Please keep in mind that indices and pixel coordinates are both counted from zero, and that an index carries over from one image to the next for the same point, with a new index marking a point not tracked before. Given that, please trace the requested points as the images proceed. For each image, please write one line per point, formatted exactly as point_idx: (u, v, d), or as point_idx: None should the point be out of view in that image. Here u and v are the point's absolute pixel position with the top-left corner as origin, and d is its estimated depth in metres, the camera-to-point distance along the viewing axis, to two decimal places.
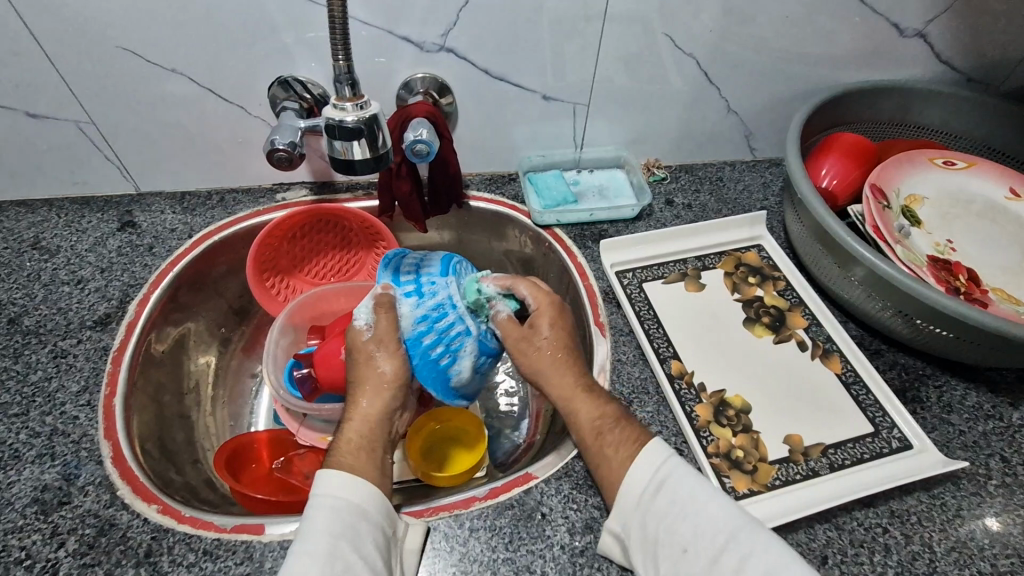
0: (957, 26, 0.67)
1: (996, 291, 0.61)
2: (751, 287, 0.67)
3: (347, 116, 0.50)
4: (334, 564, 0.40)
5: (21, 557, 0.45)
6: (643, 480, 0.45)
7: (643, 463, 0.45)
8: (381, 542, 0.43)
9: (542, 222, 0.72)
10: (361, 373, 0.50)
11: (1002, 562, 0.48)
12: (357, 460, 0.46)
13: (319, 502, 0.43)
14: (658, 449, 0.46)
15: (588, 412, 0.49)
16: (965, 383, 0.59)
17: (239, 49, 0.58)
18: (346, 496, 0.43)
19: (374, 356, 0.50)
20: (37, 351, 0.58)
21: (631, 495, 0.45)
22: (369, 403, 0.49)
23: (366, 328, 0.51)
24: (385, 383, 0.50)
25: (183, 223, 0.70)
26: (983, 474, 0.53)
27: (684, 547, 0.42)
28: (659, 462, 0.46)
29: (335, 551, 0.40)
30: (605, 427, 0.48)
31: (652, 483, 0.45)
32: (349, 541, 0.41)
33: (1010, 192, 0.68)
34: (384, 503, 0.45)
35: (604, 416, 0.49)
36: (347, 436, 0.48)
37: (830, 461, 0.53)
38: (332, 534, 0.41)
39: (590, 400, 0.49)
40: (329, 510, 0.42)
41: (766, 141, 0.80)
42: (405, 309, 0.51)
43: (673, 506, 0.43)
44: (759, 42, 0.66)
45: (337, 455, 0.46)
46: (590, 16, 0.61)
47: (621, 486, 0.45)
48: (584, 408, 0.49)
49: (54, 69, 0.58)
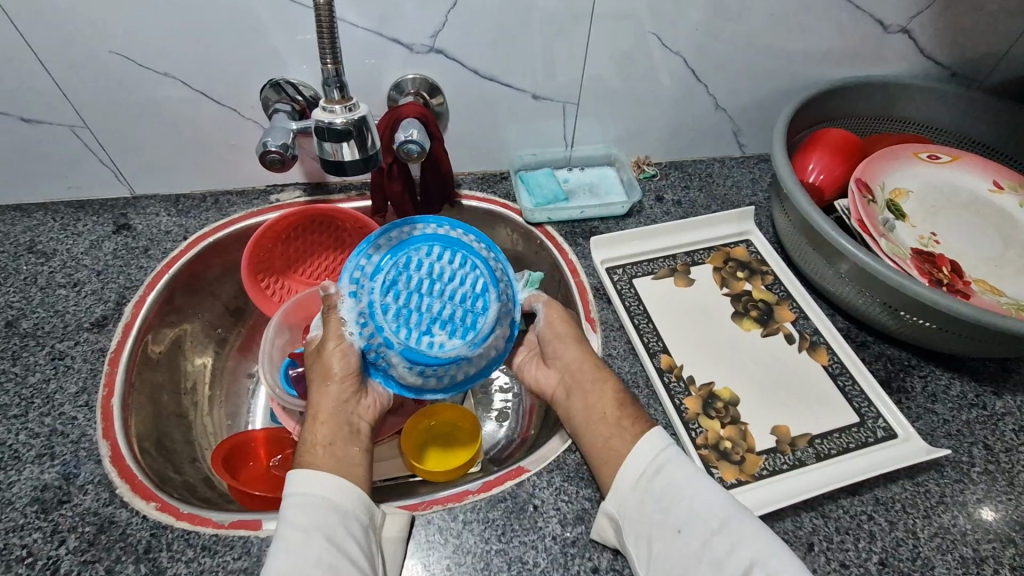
0: (939, 22, 0.68)
1: (979, 283, 0.62)
2: (739, 281, 0.68)
3: (336, 118, 0.50)
4: (306, 554, 0.41)
5: (23, 554, 0.46)
6: (644, 461, 0.48)
7: (648, 443, 0.48)
8: (356, 530, 0.44)
9: (533, 219, 0.73)
10: (315, 370, 0.52)
11: (984, 547, 0.49)
12: (317, 457, 0.48)
13: (290, 500, 0.44)
14: (661, 433, 0.49)
15: (607, 403, 0.52)
16: (949, 372, 0.60)
17: (231, 53, 0.59)
18: (313, 492, 0.44)
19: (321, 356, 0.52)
20: (35, 353, 0.58)
21: (629, 475, 0.47)
22: (321, 401, 0.51)
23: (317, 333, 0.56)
24: (335, 379, 0.51)
25: (178, 225, 0.71)
26: (966, 461, 0.54)
27: (677, 528, 0.44)
28: (661, 446, 0.48)
29: (313, 544, 0.42)
30: (620, 416, 0.51)
31: (652, 464, 0.48)
32: (322, 532, 0.43)
33: (994, 184, 0.69)
34: (353, 493, 0.46)
35: (619, 406, 0.52)
36: (308, 433, 0.50)
37: (816, 451, 0.54)
38: (304, 528, 0.43)
39: (607, 391, 0.53)
40: (298, 507, 0.44)
41: (754, 137, 0.81)
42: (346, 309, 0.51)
43: (670, 490, 0.46)
44: (745, 40, 0.67)
45: (302, 454, 0.48)
46: (578, 17, 0.62)
47: (623, 463, 0.48)
48: (603, 399, 0.53)
49: (49, 75, 0.59)
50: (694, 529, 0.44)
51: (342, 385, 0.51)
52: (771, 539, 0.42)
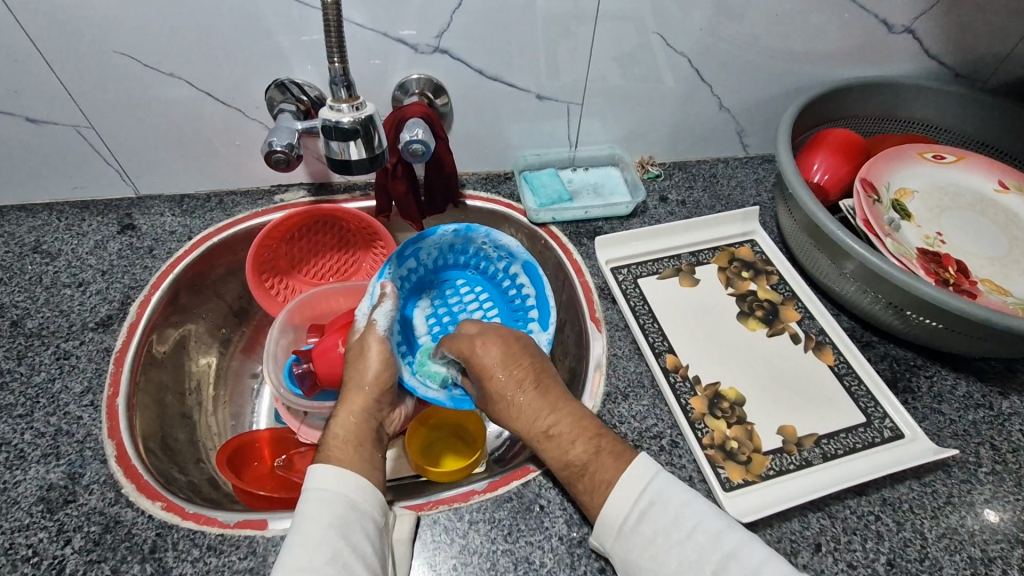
0: (944, 23, 0.68)
1: (985, 282, 0.62)
2: (744, 281, 0.68)
3: (343, 117, 0.51)
4: (321, 550, 0.41)
5: (29, 554, 0.46)
6: (626, 505, 0.45)
7: (628, 486, 0.45)
8: (372, 531, 0.44)
9: (537, 220, 0.73)
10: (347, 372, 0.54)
11: (992, 547, 0.49)
12: (346, 457, 0.47)
13: (309, 495, 0.44)
14: (642, 470, 0.46)
15: (556, 458, 0.49)
16: (955, 372, 0.60)
17: (237, 54, 0.59)
18: (333, 488, 0.44)
19: (364, 353, 0.53)
20: (40, 353, 0.58)
21: (613, 519, 0.45)
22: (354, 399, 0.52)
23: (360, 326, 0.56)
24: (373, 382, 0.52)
25: (182, 225, 0.71)
26: (973, 461, 0.54)
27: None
28: (642, 485, 0.45)
29: (325, 538, 0.41)
30: (575, 473, 0.48)
31: (637, 508, 0.45)
32: (339, 529, 0.42)
33: (999, 184, 0.69)
34: (372, 493, 0.45)
35: (570, 463, 0.48)
36: (334, 433, 0.50)
37: (822, 451, 0.54)
38: (321, 524, 0.42)
39: (557, 445, 0.49)
40: (317, 500, 0.43)
41: (758, 137, 0.81)
42: (381, 314, 0.55)
43: (659, 532, 0.44)
44: (749, 40, 0.67)
45: (328, 451, 0.48)
46: (582, 16, 0.62)
47: (604, 510, 0.45)
48: (552, 452, 0.49)
49: (54, 75, 0.59)
50: (689, 572, 0.42)
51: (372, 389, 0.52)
52: (773, 568, 0.40)
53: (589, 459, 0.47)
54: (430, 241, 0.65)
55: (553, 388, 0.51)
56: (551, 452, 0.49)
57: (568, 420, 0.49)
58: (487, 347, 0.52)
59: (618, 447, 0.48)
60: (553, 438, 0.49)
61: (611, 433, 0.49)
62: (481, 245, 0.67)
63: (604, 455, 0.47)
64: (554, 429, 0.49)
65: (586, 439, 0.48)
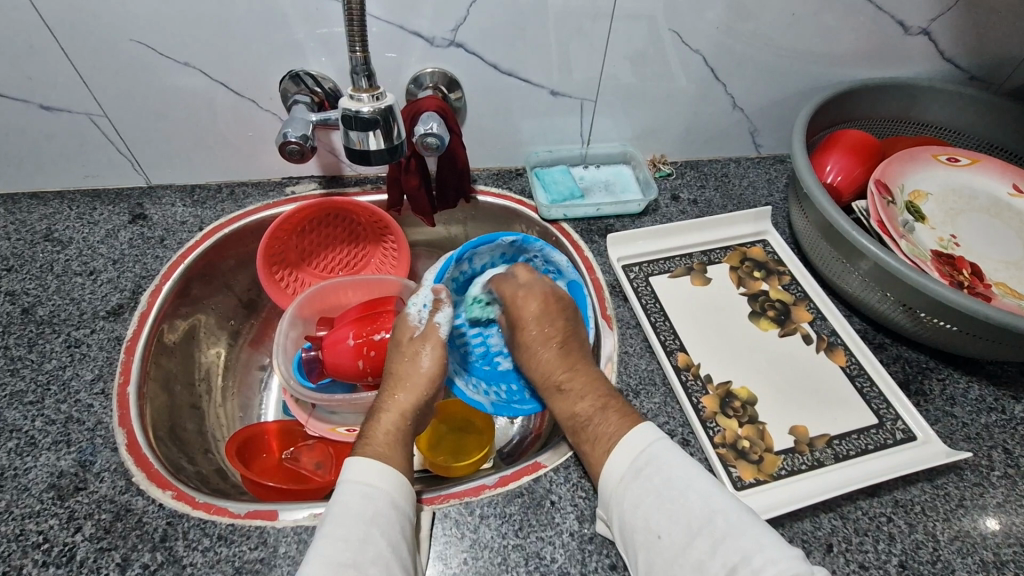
0: (961, 25, 0.67)
1: (999, 286, 0.61)
2: (756, 281, 0.68)
3: (363, 107, 0.51)
4: (364, 547, 0.40)
5: (39, 540, 0.46)
6: (623, 465, 0.46)
7: (626, 447, 0.47)
8: (408, 531, 0.44)
9: (549, 216, 0.73)
10: (399, 365, 0.54)
11: (1005, 551, 0.48)
12: (387, 452, 0.47)
13: (350, 488, 0.44)
14: (642, 434, 0.47)
15: (564, 411, 0.52)
16: (968, 376, 0.60)
17: (252, 44, 0.59)
18: (377, 484, 0.44)
19: (417, 354, 0.53)
20: (51, 340, 0.58)
21: (611, 477, 0.46)
22: (404, 397, 0.51)
23: (417, 325, 0.55)
24: (423, 382, 0.52)
25: (193, 216, 0.71)
26: (986, 465, 0.53)
27: (659, 533, 0.43)
28: (641, 446, 0.47)
29: (367, 536, 0.41)
30: (579, 425, 0.50)
31: (633, 467, 0.46)
32: (380, 527, 0.42)
33: (1014, 188, 0.68)
34: (410, 493, 0.46)
35: (577, 415, 0.51)
36: (381, 427, 0.50)
37: (835, 452, 0.54)
38: (363, 520, 0.42)
39: (566, 399, 0.53)
40: (360, 495, 0.43)
41: (770, 138, 0.80)
42: (443, 316, 0.56)
43: (653, 492, 0.44)
44: (765, 39, 0.67)
45: (370, 444, 0.48)
46: (598, 13, 0.61)
47: (604, 466, 0.47)
48: (561, 405, 0.53)
49: (69, 62, 0.59)
50: (676, 531, 0.42)
51: (426, 391, 0.52)
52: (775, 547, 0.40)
53: (594, 414, 0.50)
54: (485, 248, 0.64)
55: (577, 350, 0.56)
56: (562, 404, 0.53)
57: (580, 378, 0.53)
58: (530, 299, 0.58)
59: (625, 408, 0.50)
60: (563, 392, 0.53)
61: (620, 398, 0.52)
62: (532, 257, 0.66)
63: (610, 411, 0.50)
64: (565, 384, 0.53)
65: (594, 397, 0.51)
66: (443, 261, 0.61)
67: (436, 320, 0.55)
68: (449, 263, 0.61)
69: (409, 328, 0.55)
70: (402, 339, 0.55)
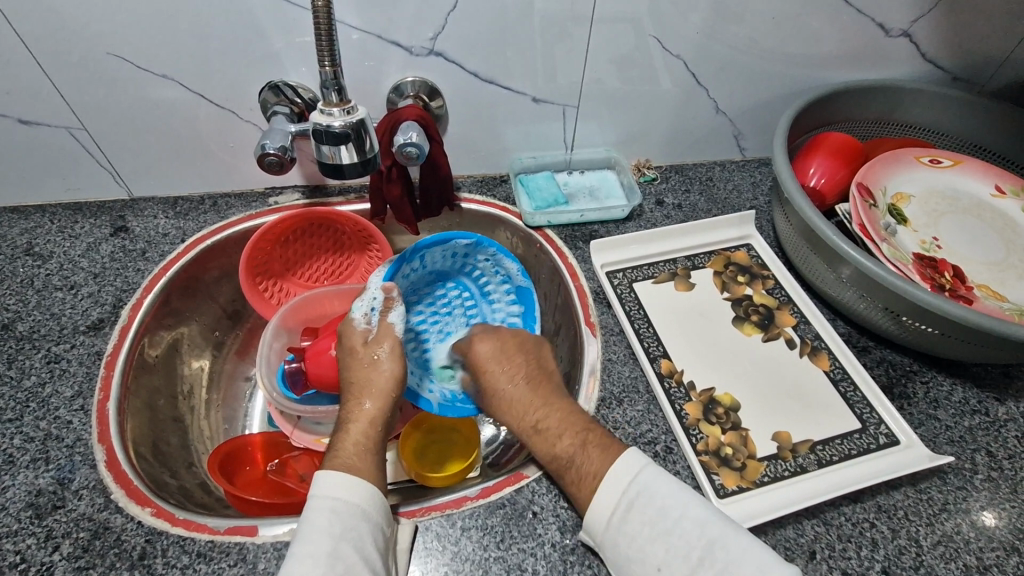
0: (941, 27, 0.67)
1: (981, 288, 0.62)
2: (740, 286, 0.68)
3: (334, 121, 0.51)
4: (335, 565, 0.40)
5: (16, 561, 0.45)
6: (614, 499, 0.45)
7: (612, 482, 0.45)
8: (380, 541, 0.44)
9: (533, 223, 0.72)
10: (359, 372, 0.52)
11: (988, 555, 0.48)
12: (357, 464, 0.47)
13: (319, 504, 0.43)
14: (628, 465, 0.46)
15: (543, 451, 0.50)
16: (952, 378, 0.60)
17: (229, 56, 0.59)
18: (347, 498, 0.44)
19: (378, 360, 0.52)
20: (31, 356, 0.58)
21: (600, 517, 0.45)
22: (372, 405, 0.51)
23: (367, 329, 0.54)
24: (388, 387, 0.51)
25: (175, 228, 0.70)
26: (969, 468, 0.53)
27: (657, 566, 0.42)
28: (631, 477, 0.45)
29: (337, 552, 0.41)
30: (563, 466, 0.48)
31: (624, 499, 0.45)
32: (351, 542, 0.42)
33: (996, 189, 0.69)
34: (383, 503, 0.46)
35: (558, 457, 0.49)
36: (351, 437, 0.49)
37: (818, 457, 0.54)
38: (333, 536, 0.42)
39: (541, 440, 0.50)
40: (331, 512, 0.43)
41: (755, 141, 0.80)
42: (397, 315, 0.54)
43: (648, 524, 0.43)
44: (746, 43, 0.67)
45: (340, 456, 0.47)
46: (578, 18, 0.61)
47: (592, 504, 0.45)
48: (540, 447, 0.50)
49: (47, 77, 0.59)
50: (675, 563, 0.42)
51: (392, 394, 0.52)
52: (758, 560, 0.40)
53: (574, 451, 0.48)
54: (437, 248, 0.62)
55: (551, 386, 0.54)
56: (540, 444, 0.50)
57: (556, 414, 0.51)
58: (484, 345, 0.58)
59: (605, 439, 0.49)
60: (541, 432, 0.50)
61: (599, 428, 0.50)
62: (480, 263, 0.66)
63: (591, 447, 0.48)
64: (541, 423, 0.51)
65: (574, 432, 0.49)
66: (393, 258, 0.57)
67: (390, 320, 0.54)
68: (400, 264, 0.58)
69: (359, 333, 0.54)
70: (356, 346, 0.53)
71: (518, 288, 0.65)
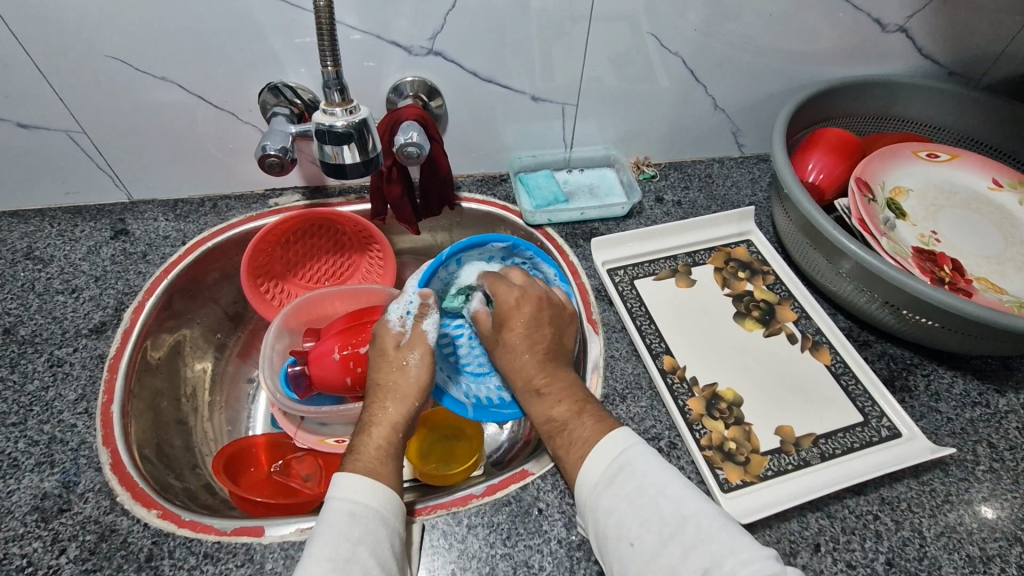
0: (937, 22, 0.68)
1: (981, 280, 0.62)
2: (741, 281, 0.68)
3: (336, 121, 0.51)
4: (351, 568, 0.40)
5: (23, 564, 0.45)
6: (599, 468, 0.45)
7: (601, 451, 0.46)
8: (396, 548, 0.44)
9: (534, 221, 0.73)
10: (387, 375, 0.53)
11: (990, 545, 0.49)
12: (377, 468, 0.47)
13: (338, 506, 0.43)
14: (617, 440, 0.46)
15: (540, 415, 0.51)
16: (952, 371, 0.60)
17: (228, 58, 0.59)
18: (365, 501, 0.44)
19: (405, 365, 0.53)
20: (33, 360, 0.58)
21: (586, 485, 0.45)
22: (394, 410, 0.51)
23: (400, 332, 0.54)
24: (413, 394, 0.52)
25: (176, 230, 0.70)
26: (971, 460, 0.54)
27: (630, 540, 0.42)
28: (615, 453, 0.46)
29: (354, 555, 0.41)
30: (555, 430, 0.49)
31: (610, 470, 0.45)
32: (368, 546, 0.42)
33: (993, 183, 0.69)
34: (399, 511, 0.46)
35: (552, 420, 0.50)
36: (372, 441, 0.49)
37: (821, 451, 0.54)
38: (350, 539, 0.42)
39: (541, 404, 0.51)
40: (348, 515, 0.43)
41: (753, 137, 0.81)
42: (431, 323, 0.55)
43: (627, 499, 0.43)
44: (744, 40, 0.67)
45: (358, 460, 0.47)
46: (577, 16, 0.61)
47: (579, 473, 0.46)
48: (537, 410, 0.52)
49: (45, 82, 0.59)
50: (647, 536, 0.41)
51: (416, 401, 0.52)
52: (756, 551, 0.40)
53: (570, 417, 0.49)
54: (474, 251, 0.63)
55: (561, 358, 0.54)
56: (539, 407, 0.52)
57: (560, 383, 0.52)
58: (521, 303, 0.56)
59: (602, 414, 0.50)
60: (542, 396, 0.51)
61: (597, 403, 0.51)
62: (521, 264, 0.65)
63: (586, 416, 0.49)
64: (545, 389, 0.52)
65: (572, 400, 0.51)
66: (429, 263, 0.58)
67: (424, 328, 0.55)
68: (436, 268, 0.59)
69: (393, 336, 0.54)
70: (386, 349, 0.54)
71: (558, 293, 0.65)
